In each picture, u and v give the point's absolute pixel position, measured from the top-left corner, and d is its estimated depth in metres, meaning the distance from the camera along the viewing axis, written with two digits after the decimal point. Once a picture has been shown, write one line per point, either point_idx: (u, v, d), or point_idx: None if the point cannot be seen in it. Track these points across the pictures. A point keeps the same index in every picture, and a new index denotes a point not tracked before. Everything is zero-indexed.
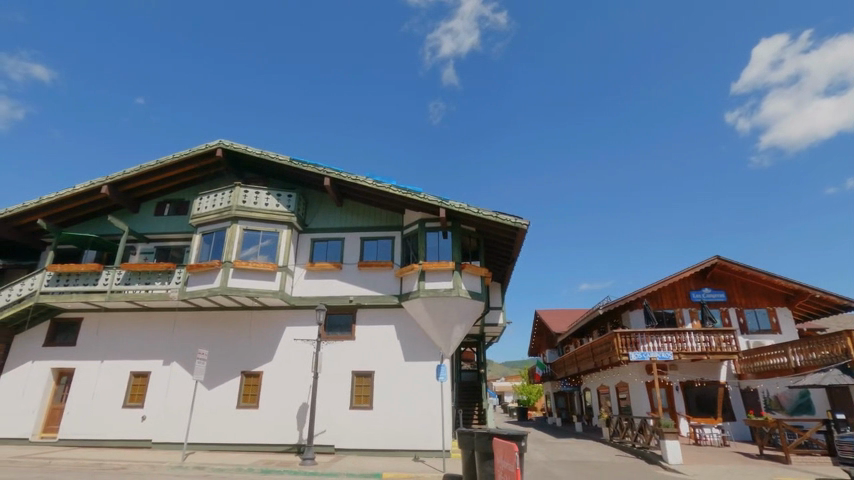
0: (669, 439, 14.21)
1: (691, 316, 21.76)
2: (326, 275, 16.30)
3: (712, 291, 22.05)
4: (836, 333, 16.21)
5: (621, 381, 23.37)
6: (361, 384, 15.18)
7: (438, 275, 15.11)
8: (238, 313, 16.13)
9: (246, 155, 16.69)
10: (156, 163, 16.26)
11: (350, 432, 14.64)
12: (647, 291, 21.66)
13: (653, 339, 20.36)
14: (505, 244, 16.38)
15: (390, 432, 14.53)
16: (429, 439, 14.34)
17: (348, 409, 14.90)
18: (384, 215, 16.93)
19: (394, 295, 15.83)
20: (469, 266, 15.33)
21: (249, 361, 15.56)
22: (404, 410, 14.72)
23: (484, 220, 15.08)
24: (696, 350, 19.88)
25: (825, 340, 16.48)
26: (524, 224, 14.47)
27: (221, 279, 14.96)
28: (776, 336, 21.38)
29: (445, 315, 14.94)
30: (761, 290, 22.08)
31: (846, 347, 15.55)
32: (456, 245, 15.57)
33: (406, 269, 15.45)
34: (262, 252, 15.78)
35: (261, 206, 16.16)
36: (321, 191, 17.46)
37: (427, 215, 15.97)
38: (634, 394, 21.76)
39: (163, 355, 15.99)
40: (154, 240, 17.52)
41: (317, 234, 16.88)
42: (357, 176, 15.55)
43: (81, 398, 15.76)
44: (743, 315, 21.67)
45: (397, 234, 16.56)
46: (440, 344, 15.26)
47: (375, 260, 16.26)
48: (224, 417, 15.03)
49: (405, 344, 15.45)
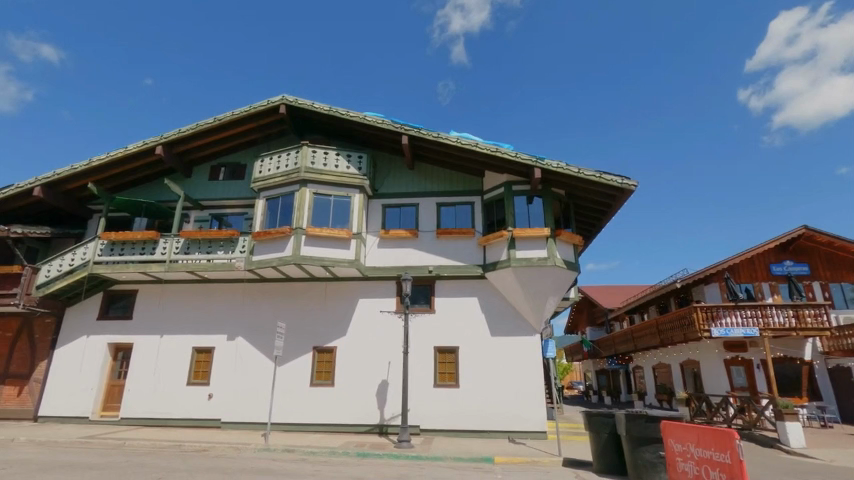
0: (789, 422, 12.93)
1: (772, 290, 20.39)
2: (401, 243, 14.99)
3: (794, 264, 20.62)
4: None
5: (689, 358, 22.20)
6: (445, 361, 13.99)
7: (530, 243, 13.74)
8: (308, 285, 14.94)
9: (311, 112, 15.23)
10: (214, 121, 14.85)
11: (436, 412, 13.52)
12: (727, 264, 20.26)
13: (735, 313, 18.99)
14: (598, 209, 14.96)
15: (480, 412, 13.41)
16: (524, 419, 13.24)
17: (432, 387, 13.74)
18: (462, 178, 15.51)
19: (478, 265, 14.53)
20: (564, 232, 13.89)
21: (321, 335, 14.40)
22: (494, 388, 13.58)
23: (583, 182, 13.61)
24: (783, 326, 18.45)
25: None
26: (632, 184, 12.90)
27: (294, 246, 13.66)
28: None
29: (538, 286, 13.68)
30: (847, 263, 20.67)
31: None
32: (548, 209, 14.12)
33: (493, 236, 14.07)
34: (334, 218, 14.45)
35: (331, 168, 14.76)
36: (391, 153, 16.03)
37: (514, 177, 14.55)
38: (708, 372, 20.59)
39: (228, 330, 14.87)
40: (209, 207, 16.20)
41: (389, 199, 15.50)
42: (439, 133, 14.07)
43: (142, 375, 14.72)
44: (828, 290, 20.27)
45: (478, 199, 15.17)
46: (531, 319, 14.00)
47: (455, 227, 14.91)
48: (297, 395, 13.95)
49: (491, 318, 14.18)
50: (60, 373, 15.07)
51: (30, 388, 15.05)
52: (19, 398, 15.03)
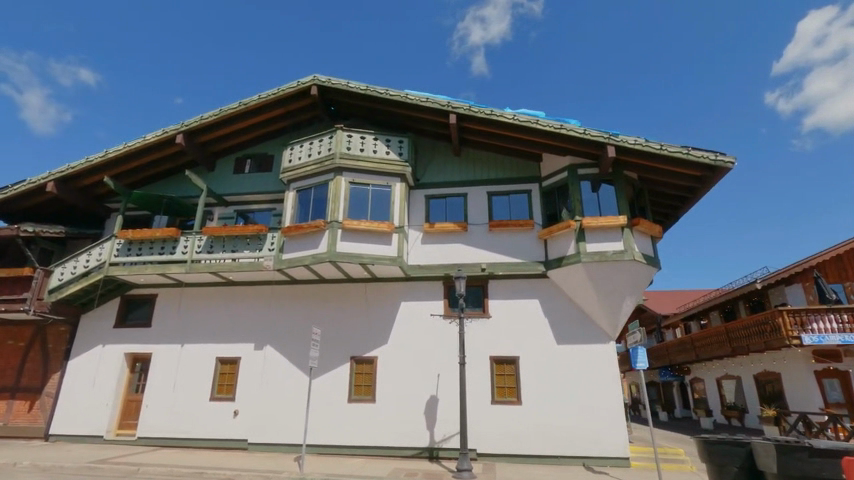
0: None
1: None
2: (448, 238, 13.18)
3: None
4: None
5: (769, 370, 19.66)
6: (503, 374, 12.01)
7: (602, 234, 11.72)
8: (344, 287, 13.23)
9: (345, 93, 13.67)
10: (239, 105, 13.41)
11: (495, 433, 11.53)
12: (814, 261, 17.78)
13: (827, 317, 16.51)
14: (680, 192, 12.79)
15: (548, 434, 11.36)
16: (601, 443, 11.12)
17: (489, 404, 11.77)
18: (516, 164, 13.69)
19: (539, 261, 12.58)
20: (643, 222, 11.82)
21: (359, 344, 12.63)
22: (563, 405, 11.52)
23: (665, 161, 11.54)
24: None
25: None
26: (730, 161, 10.70)
27: (329, 241, 11.97)
28: None
29: (613, 285, 11.64)
30: None
31: None
32: (623, 195, 12.10)
33: (557, 227, 12.12)
34: (373, 210, 12.77)
35: (369, 154, 13.14)
36: (434, 138, 14.34)
37: (578, 160, 12.64)
38: (794, 385, 18.06)
39: (255, 338, 13.24)
40: (234, 203, 14.76)
41: (433, 189, 13.76)
42: (492, 110, 12.28)
43: (161, 389, 13.20)
44: None
45: (534, 187, 13.31)
46: (604, 324, 11.89)
47: (510, 219, 13.03)
48: (334, 414, 12.15)
49: (555, 323, 12.18)
50: (74, 387, 13.66)
51: (41, 404, 13.68)
52: (30, 413, 13.66)
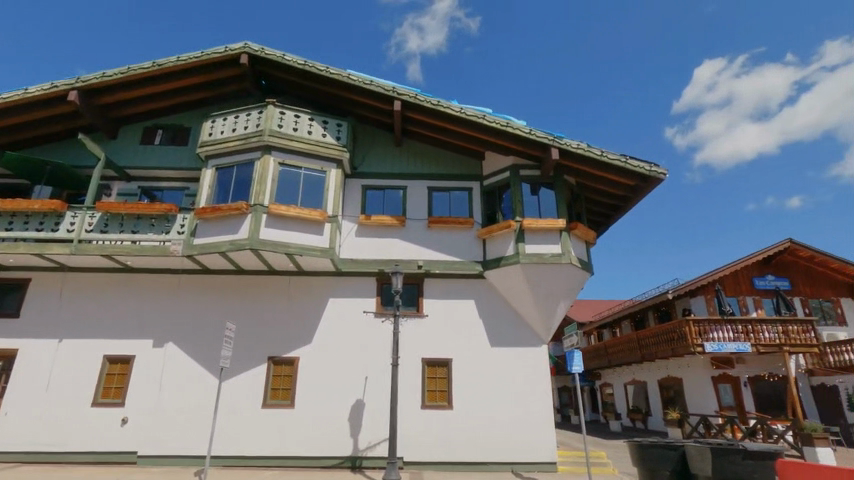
0: (820, 448, 12.14)
1: (756, 305, 19.96)
2: (384, 232, 12.41)
3: (777, 279, 20.41)
4: None
5: (672, 375, 21.14)
6: (435, 377, 11.42)
7: (541, 236, 11.62)
8: (266, 279, 11.92)
9: (280, 66, 12.44)
10: (152, 65, 11.64)
11: (424, 440, 10.88)
12: (717, 275, 19.46)
13: (725, 327, 18.04)
14: (612, 200, 13.19)
15: (478, 440, 10.94)
16: (530, 448, 10.92)
17: (419, 409, 11.11)
18: (458, 160, 13.31)
19: (477, 261, 12.23)
20: (580, 226, 11.93)
21: (280, 343, 11.39)
22: (494, 410, 11.18)
23: (603, 168, 11.75)
24: (774, 342, 17.72)
25: None
26: (662, 173, 11.10)
27: (251, 227, 10.65)
28: (844, 329, 20.15)
29: (549, 288, 11.56)
30: (826, 280, 20.75)
31: None
32: (562, 199, 12.15)
33: (497, 227, 11.85)
34: (304, 196, 11.64)
35: (303, 135, 12.02)
36: (375, 127, 13.54)
37: (521, 161, 12.52)
38: (694, 390, 19.51)
39: (155, 334, 11.45)
40: (139, 177, 12.82)
41: (370, 179, 12.93)
42: (439, 101, 11.77)
43: (28, 392, 10.94)
44: (808, 306, 20.21)
45: (475, 185, 13.00)
46: (537, 327, 11.79)
47: (449, 216, 12.57)
48: (246, 421, 10.79)
49: (490, 325, 11.86)
50: None
51: None
52: None
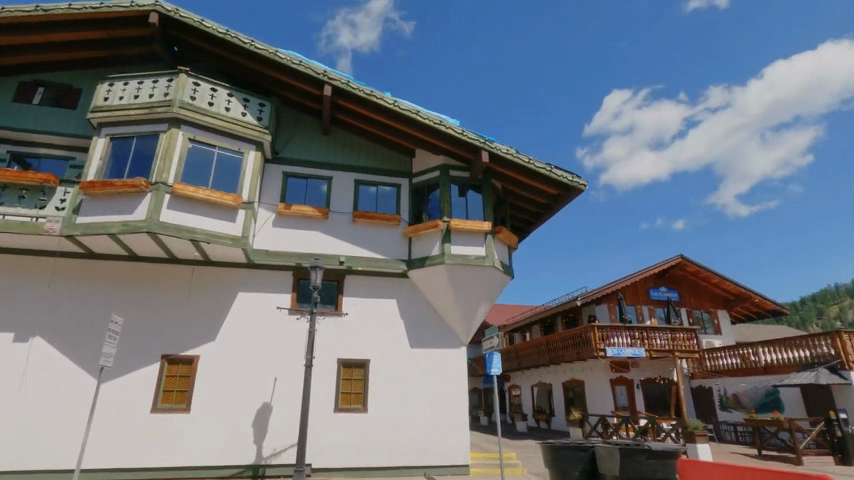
0: (700, 444, 13.43)
1: (650, 313, 21.86)
2: (305, 224, 11.64)
3: (668, 290, 22.53)
4: (819, 334, 16.39)
5: (575, 378, 22.45)
6: (350, 378, 10.88)
7: (467, 238, 11.58)
8: (164, 268, 10.60)
9: (197, 33, 11.19)
10: (35, 10, 9.86)
11: (335, 445, 10.30)
12: (620, 285, 21.03)
13: (623, 333, 19.47)
14: (535, 207, 13.59)
15: (391, 444, 10.58)
16: (444, 451, 10.78)
17: (332, 412, 10.50)
18: (388, 155, 12.92)
19: (401, 260, 11.91)
20: (504, 230, 12.09)
21: (176, 339, 10.17)
22: (410, 412, 10.90)
23: (528, 175, 12.03)
24: (664, 348, 19.44)
25: (808, 340, 16.67)
26: (582, 184, 11.60)
27: (150, 207, 9.40)
28: (719, 337, 22.74)
29: (471, 290, 11.54)
30: (707, 293, 23.28)
31: (834, 347, 15.71)
32: (489, 202, 12.25)
33: (423, 226, 11.64)
34: (216, 177, 10.53)
35: (219, 110, 10.89)
36: (301, 111, 12.71)
37: (451, 161, 12.41)
38: (594, 392, 20.85)
39: (17, 326, 9.65)
40: (10, 140, 10.82)
41: (293, 166, 12.09)
42: (372, 91, 11.27)
43: None
44: (692, 315, 22.53)
45: (404, 182, 12.70)
46: (458, 328, 11.73)
47: (375, 212, 12.12)
48: (129, 428, 9.44)
49: (411, 326, 11.58)
50: None
51: None
52: None
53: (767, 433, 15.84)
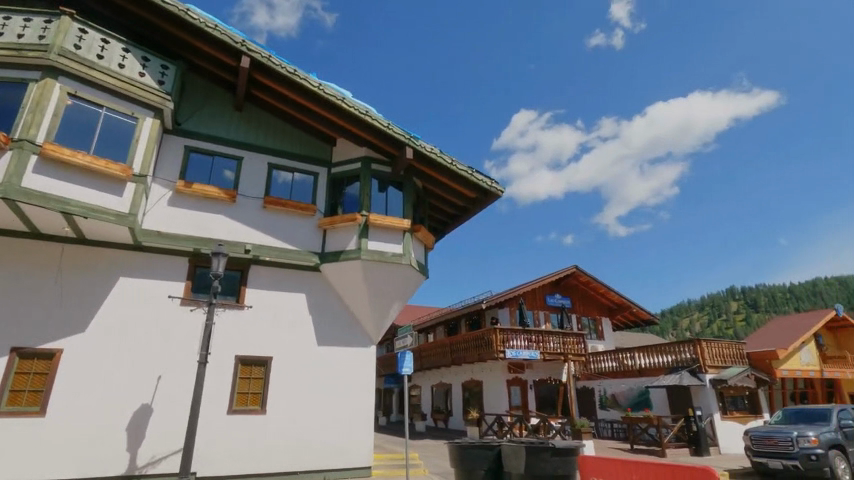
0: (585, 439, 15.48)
1: (546, 318, 23.38)
2: (208, 205, 10.51)
3: (562, 298, 24.29)
4: (683, 341, 18.75)
5: (474, 379, 23.22)
6: (248, 377, 10.00)
7: (385, 234, 11.28)
8: (22, 243, 8.83)
9: None
10: None
11: (226, 450, 9.38)
12: (521, 290, 22.21)
13: (521, 336, 20.51)
14: (452, 209, 13.78)
15: (289, 448, 9.90)
16: (346, 453, 10.35)
17: (225, 414, 9.54)
18: (307, 141, 12.20)
19: (314, 252, 11.26)
20: (421, 229, 12.01)
21: (33, 329, 8.52)
22: (312, 414, 10.30)
23: (450, 177, 12.12)
24: (556, 351, 20.87)
25: (674, 346, 19.00)
26: (500, 190, 11.98)
27: (9, 168, 7.77)
28: (602, 342, 25.02)
29: (385, 288, 11.25)
30: (594, 301, 25.52)
31: (695, 353, 18.13)
32: (409, 200, 12.11)
33: (341, 219, 11.13)
34: (101, 142, 9.05)
35: (111, 66, 9.42)
36: (211, 81, 11.49)
37: (374, 154, 12.05)
38: (491, 392, 21.71)
39: None
40: None
41: (198, 141, 10.88)
42: (295, 70, 10.49)
43: None
44: (580, 322, 24.51)
45: (322, 170, 12.07)
46: (368, 326, 11.38)
47: (289, 199, 11.34)
48: None
49: (319, 322, 10.98)
50: None
51: None
52: None
53: (638, 429, 17.70)
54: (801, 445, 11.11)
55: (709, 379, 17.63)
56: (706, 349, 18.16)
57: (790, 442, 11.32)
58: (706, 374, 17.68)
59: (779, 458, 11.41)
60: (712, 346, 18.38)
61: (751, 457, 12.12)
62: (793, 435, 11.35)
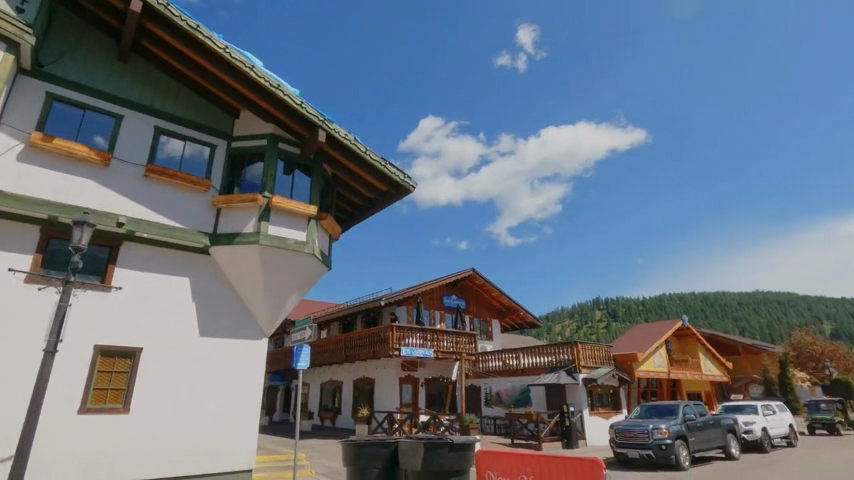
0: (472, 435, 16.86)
1: (441, 318, 23.93)
2: (72, 166, 8.84)
3: (458, 298, 25.04)
4: (563, 343, 20.39)
5: (366, 376, 22.92)
6: (109, 371, 8.60)
7: (288, 220, 10.50)
8: None
9: None
10: None
11: (75, 456, 7.94)
12: (420, 289, 22.45)
13: (416, 334, 20.65)
14: (361, 200, 13.36)
15: (156, 451, 8.69)
16: (224, 456, 9.38)
17: (75, 414, 8.08)
18: (205, 108, 10.91)
19: (204, 232, 10.07)
20: (328, 218, 11.42)
21: None
22: (188, 413, 9.16)
23: (362, 167, 11.69)
24: (449, 350, 21.40)
25: (555, 347, 20.58)
26: (412, 186, 11.85)
27: None
28: (491, 343, 26.26)
29: (284, 277, 10.40)
30: (487, 304, 26.72)
31: (572, 354, 19.82)
32: (317, 185, 11.44)
33: (238, 198, 10.12)
34: None
35: None
36: (88, 20, 9.71)
37: (282, 133, 11.16)
38: (382, 389, 21.60)
39: None
40: None
41: (65, 90, 9.14)
42: (198, 25, 9.21)
43: None
44: (473, 322, 25.49)
45: (220, 143, 10.89)
46: (261, 317, 10.46)
47: (177, 170, 10.02)
48: None
49: (204, 310, 9.83)
50: None
51: None
52: None
53: (519, 425, 18.69)
54: (654, 437, 12.66)
55: (582, 378, 19.42)
56: (581, 351, 19.97)
57: (646, 434, 12.82)
58: (580, 374, 19.45)
59: (637, 448, 12.87)
60: (586, 349, 20.26)
61: (614, 448, 13.51)
62: (649, 428, 12.87)
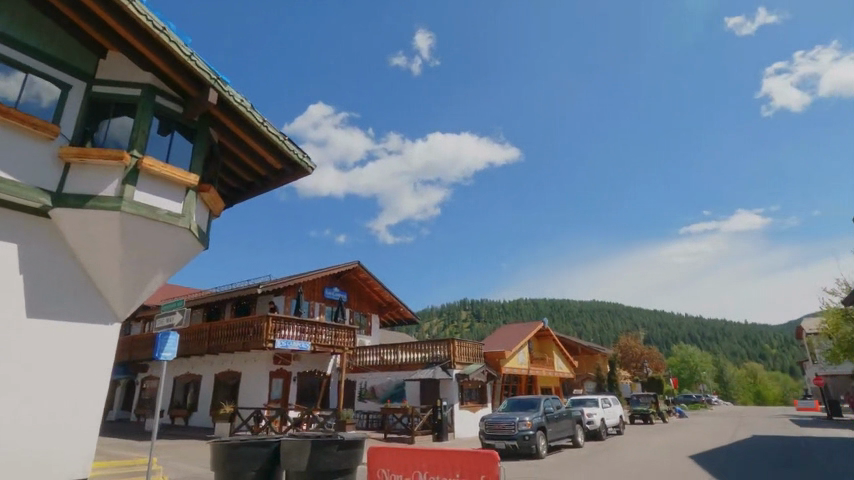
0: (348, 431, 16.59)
1: (321, 310, 23.04)
2: None
3: (340, 291, 24.36)
4: (441, 340, 21.08)
5: (232, 370, 20.96)
6: None
7: (161, 187, 8.74)
8: None
9: None
10: None
11: None
12: (302, 279, 21.31)
13: (293, 326, 19.51)
14: (250, 176, 12.13)
15: None
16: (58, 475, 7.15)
17: None
18: (54, 32, 8.34)
19: (42, 189, 7.61)
20: (209, 191, 10.01)
21: None
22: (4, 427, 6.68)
23: (256, 139, 10.54)
24: (327, 343, 20.64)
25: (433, 343, 21.19)
26: (310, 167, 11.07)
27: None
28: (369, 338, 26.04)
29: (151, 252, 8.57)
30: (368, 298, 26.47)
31: (448, 351, 20.60)
32: (200, 151, 10.02)
33: (98, 152, 7.97)
34: None
35: None
36: None
37: (161, 85, 9.41)
38: (250, 384, 19.95)
39: None
40: None
41: None
42: None
43: None
44: (353, 316, 25.03)
45: (76, 84, 8.63)
46: (116, 302, 8.38)
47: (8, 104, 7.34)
48: None
49: (34, 293, 7.34)
50: None
51: None
52: None
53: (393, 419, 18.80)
54: (520, 428, 13.73)
55: (456, 374, 20.29)
56: (457, 348, 20.87)
57: (513, 425, 13.85)
58: (454, 370, 20.30)
59: (503, 439, 13.79)
60: (462, 346, 21.21)
61: (482, 440, 14.32)
62: (515, 420, 13.91)
